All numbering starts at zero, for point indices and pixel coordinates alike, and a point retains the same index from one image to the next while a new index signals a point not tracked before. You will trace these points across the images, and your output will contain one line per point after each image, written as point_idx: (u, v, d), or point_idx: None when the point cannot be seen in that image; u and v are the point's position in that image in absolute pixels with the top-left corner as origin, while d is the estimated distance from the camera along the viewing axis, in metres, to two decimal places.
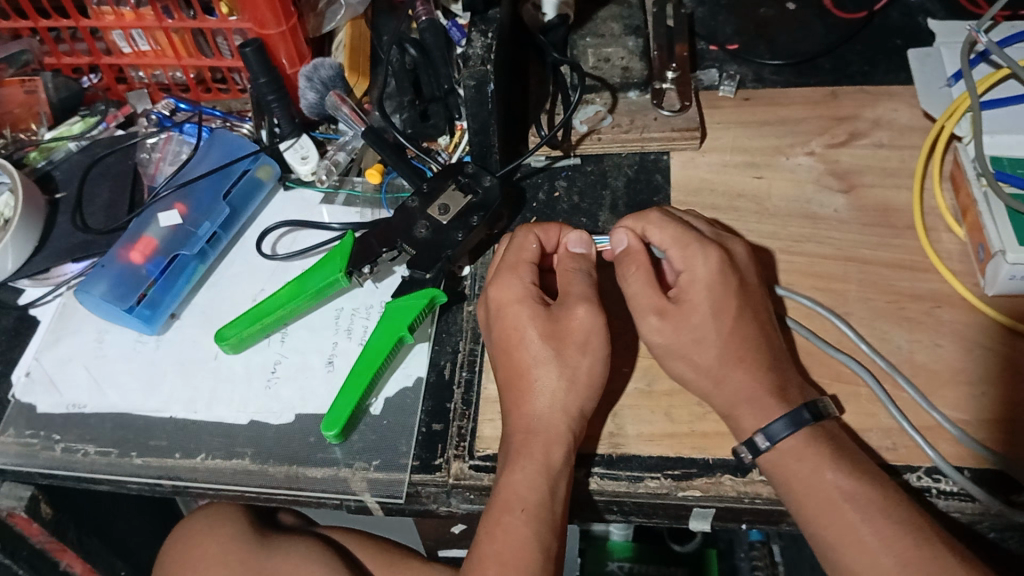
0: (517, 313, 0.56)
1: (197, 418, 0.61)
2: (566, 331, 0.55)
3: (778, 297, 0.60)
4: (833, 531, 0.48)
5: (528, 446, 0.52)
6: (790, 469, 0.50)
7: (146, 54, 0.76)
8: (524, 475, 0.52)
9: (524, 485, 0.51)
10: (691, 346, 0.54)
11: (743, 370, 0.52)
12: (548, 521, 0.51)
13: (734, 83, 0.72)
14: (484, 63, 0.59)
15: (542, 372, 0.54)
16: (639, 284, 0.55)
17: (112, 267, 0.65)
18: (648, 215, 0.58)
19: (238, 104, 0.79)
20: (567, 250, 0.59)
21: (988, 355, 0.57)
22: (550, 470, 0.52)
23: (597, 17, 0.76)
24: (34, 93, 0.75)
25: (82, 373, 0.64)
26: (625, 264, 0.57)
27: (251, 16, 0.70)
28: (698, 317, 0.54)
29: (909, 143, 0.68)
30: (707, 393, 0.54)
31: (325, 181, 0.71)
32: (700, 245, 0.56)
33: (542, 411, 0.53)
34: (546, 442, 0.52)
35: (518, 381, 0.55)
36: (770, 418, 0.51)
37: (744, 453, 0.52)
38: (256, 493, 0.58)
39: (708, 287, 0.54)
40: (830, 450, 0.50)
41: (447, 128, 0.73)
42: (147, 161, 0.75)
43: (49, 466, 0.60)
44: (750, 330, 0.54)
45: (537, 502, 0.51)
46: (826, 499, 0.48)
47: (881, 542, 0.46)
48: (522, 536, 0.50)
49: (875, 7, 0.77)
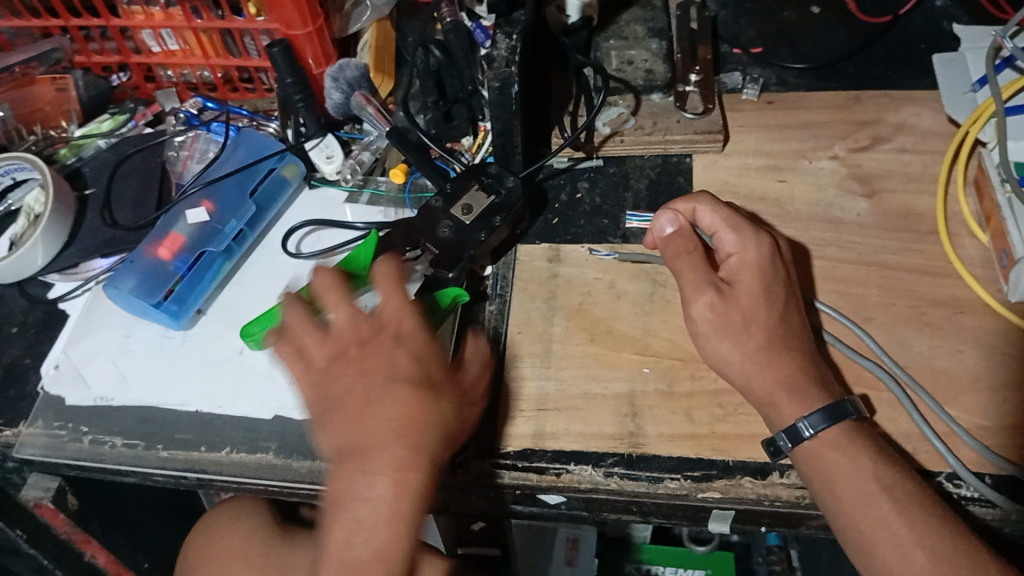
0: (385, 356, 0.51)
1: (223, 413, 0.61)
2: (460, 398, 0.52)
3: (814, 310, 0.60)
4: (867, 524, 0.48)
5: (392, 503, 0.48)
6: (828, 459, 0.50)
7: (175, 54, 0.77)
8: (380, 537, 0.48)
9: (375, 543, 0.48)
10: (741, 327, 0.54)
11: (783, 357, 0.53)
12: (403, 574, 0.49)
13: (757, 86, 0.73)
14: (508, 65, 0.59)
15: (403, 411, 0.49)
16: (692, 263, 0.56)
17: (140, 263, 0.66)
18: (698, 197, 0.59)
19: (264, 103, 0.80)
20: (659, 231, 0.59)
21: (1011, 361, 0.57)
22: (399, 520, 0.48)
23: (621, 19, 0.77)
24: (65, 91, 0.76)
25: (109, 365, 0.65)
26: (677, 251, 0.57)
27: (278, 16, 0.71)
28: (750, 298, 0.55)
29: (933, 147, 0.68)
30: (748, 378, 0.54)
31: (349, 179, 0.73)
32: (753, 231, 0.57)
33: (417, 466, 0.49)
34: (410, 492, 0.49)
35: (366, 418, 0.49)
36: (808, 410, 0.52)
37: (781, 441, 0.52)
38: (279, 486, 0.59)
39: (760, 269, 0.56)
40: (867, 444, 0.51)
41: (470, 129, 0.74)
42: (175, 159, 0.76)
43: (77, 458, 0.61)
44: (796, 324, 0.55)
45: (386, 557, 0.48)
46: (858, 490, 0.49)
47: (913, 536, 0.47)
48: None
49: (900, 11, 0.77)
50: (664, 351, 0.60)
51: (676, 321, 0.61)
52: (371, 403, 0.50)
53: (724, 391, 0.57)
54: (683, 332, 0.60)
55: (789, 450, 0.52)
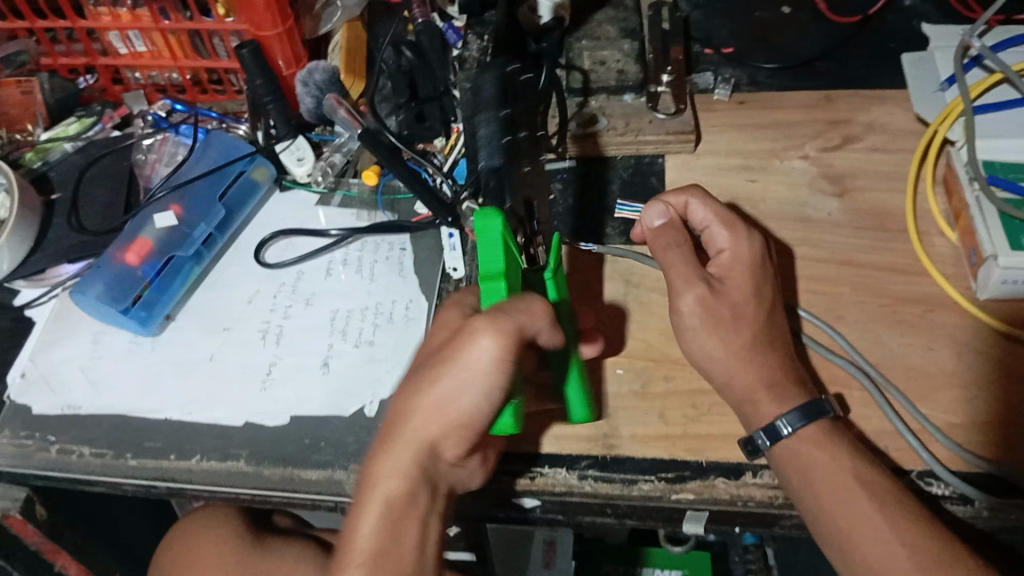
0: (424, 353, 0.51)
1: (192, 419, 0.61)
2: (451, 362, 0.46)
3: (795, 316, 0.59)
4: (844, 523, 0.48)
5: (363, 491, 0.48)
6: (808, 456, 0.50)
7: (143, 55, 0.76)
8: (369, 530, 0.47)
9: (365, 537, 0.47)
10: (730, 322, 0.54)
11: (756, 358, 0.53)
12: (395, 569, 0.47)
13: (729, 86, 0.73)
14: (479, 62, 0.62)
15: (407, 405, 0.48)
16: (679, 257, 0.56)
17: (108, 269, 0.66)
18: (689, 191, 0.59)
19: (235, 105, 0.79)
20: (650, 224, 0.58)
21: (981, 357, 0.57)
22: (391, 514, 0.47)
23: (594, 19, 0.75)
24: (31, 94, 0.75)
25: (77, 373, 0.64)
26: (663, 242, 0.57)
27: (249, 18, 0.70)
28: (740, 295, 0.55)
29: (904, 146, 0.68)
30: (731, 375, 0.53)
31: (321, 182, 0.72)
32: (744, 228, 0.57)
33: (393, 452, 0.48)
34: (383, 476, 0.47)
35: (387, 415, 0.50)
36: (785, 408, 0.52)
37: (760, 440, 0.52)
38: (251, 495, 0.58)
39: (751, 265, 0.56)
40: (843, 443, 0.51)
41: (443, 130, 0.73)
42: (144, 162, 0.75)
43: (44, 468, 0.60)
44: (781, 323, 0.56)
45: (375, 554, 0.47)
46: (835, 486, 0.49)
47: (890, 535, 0.47)
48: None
49: (871, 11, 0.77)
50: (639, 351, 0.60)
51: (650, 322, 0.61)
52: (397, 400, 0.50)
53: (698, 391, 0.57)
54: (657, 332, 0.60)
55: (767, 449, 0.52)
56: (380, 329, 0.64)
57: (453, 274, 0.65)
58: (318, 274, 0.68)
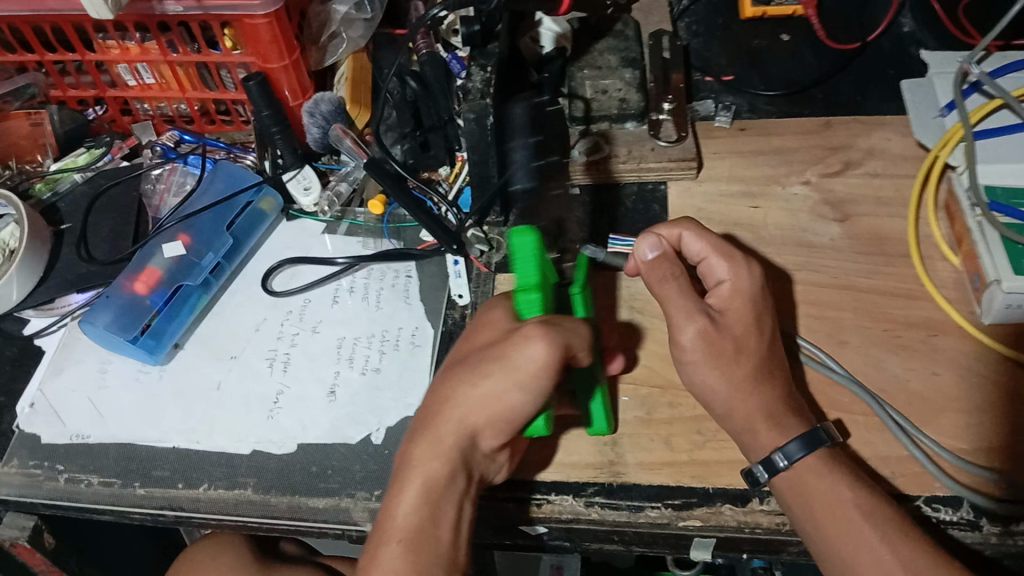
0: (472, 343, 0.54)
1: (200, 448, 0.61)
2: (502, 360, 0.50)
3: (795, 346, 0.59)
4: (847, 551, 0.48)
5: (405, 474, 0.51)
6: (808, 486, 0.50)
7: (151, 87, 0.77)
8: (407, 509, 0.50)
9: (404, 514, 0.50)
10: (732, 357, 0.54)
11: (753, 388, 0.53)
12: (429, 549, 0.50)
13: (729, 114, 0.74)
14: (483, 96, 0.60)
15: (458, 394, 0.51)
16: (677, 292, 0.54)
17: (117, 298, 0.66)
18: (683, 223, 0.58)
19: (243, 135, 0.81)
20: (641, 258, 0.56)
21: (985, 382, 0.57)
22: (431, 495, 0.50)
23: (595, 49, 0.77)
24: (40, 125, 0.76)
25: (85, 402, 0.64)
26: (660, 276, 0.55)
27: (255, 51, 0.71)
28: (741, 326, 0.55)
29: (904, 171, 0.69)
30: (732, 406, 0.54)
31: (327, 211, 0.73)
32: (744, 258, 0.57)
33: (433, 440, 0.51)
34: (424, 460, 0.51)
35: (432, 403, 0.53)
36: (783, 440, 0.52)
37: (759, 472, 0.52)
38: (258, 523, 0.58)
39: (752, 298, 0.56)
40: (845, 471, 0.51)
41: (447, 159, 0.74)
42: (152, 192, 0.76)
43: (53, 497, 0.60)
44: (781, 354, 0.56)
45: (414, 529, 0.50)
46: (840, 514, 0.49)
47: (896, 562, 0.47)
48: (394, 569, 0.49)
49: (868, 37, 0.79)
50: (643, 377, 0.60)
51: (654, 348, 0.61)
52: (442, 388, 0.53)
53: (703, 417, 0.58)
54: (661, 358, 0.61)
55: (768, 481, 0.52)
56: (386, 356, 0.64)
57: (457, 300, 0.66)
58: (325, 301, 0.68)
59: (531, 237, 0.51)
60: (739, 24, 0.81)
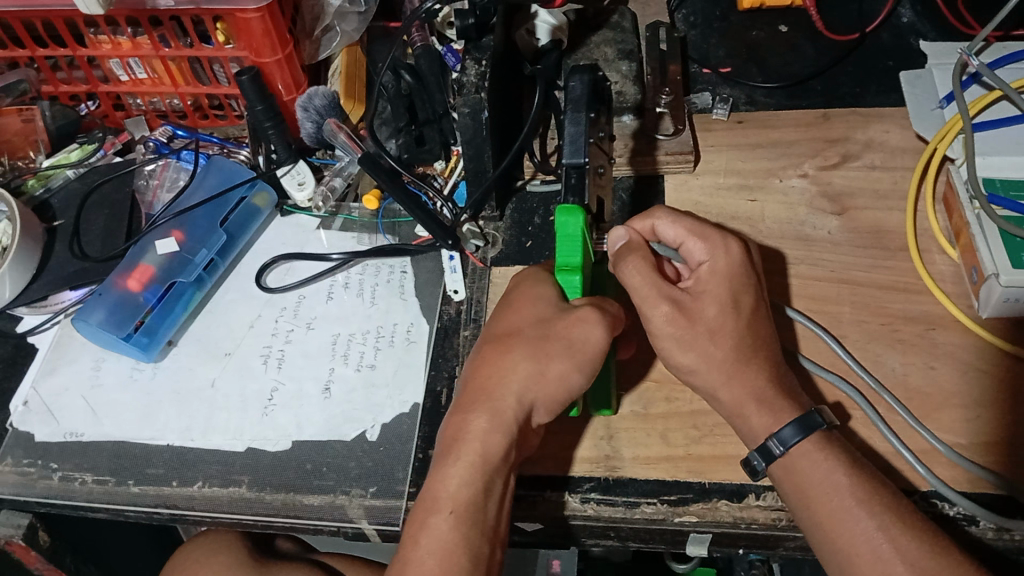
0: (521, 312, 0.53)
1: (194, 446, 0.60)
2: (565, 339, 0.51)
3: (785, 316, 0.60)
4: (843, 539, 0.48)
5: (460, 447, 0.50)
6: (805, 474, 0.50)
7: (143, 82, 0.76)
8: (458, 481, 0.49)
9: (453, 485, 0.49)
10: (707, 339, 0.53)
11: (748, 372, 0.53)
12: (478, 523, 0.49)
13: (727, 106, 0.73)
14: (478, 90, 0.61)
15: (523, 369, 0.50)
16: (646, 276, 0.54)
17: (109, 295, 0.66)
18: (655, 212, 0.57)
19: (236, 130, 0.80)
20: (613, 247, 0.57)
21: (983, 376, 0.57)
22: (484, 468, 0.49)
23: (592, 40, 0.77)
24: (31, 122, 0.76)
25: (79, 400, 0.64)
26: (624, 258, 0.55)
27: (248, 44, 0.71)
28: (714, 309, 0.54)
29: (902, 164, 0.68)
30: (715, 388, 0.53)
31: (322, 207, 0.72)
32: (721, 237, 0.56)
33: (485, 413, 0.50)
34: (480, 433, 0.50)
35: (481, 376, 0.52)
36: (780, 425, 0.51)
37: (757, 461, 0.52)
38: (253, 520, 0.57)
39: (730, 277, 0.55)
40: (840, 456, 0.50)
41: (442, 153, 0.73)
42: (145, 188, 0.76)
43: (46, 495, 0.60)
44: (768, 339, 0.55)
45: (462, 502, 0.49)
46: (839, 506, 0.48)
47: (895, 552, 0.46)
48: (446, 539, 0.48)
49: (867, 29, 0.78)
50: (639, 371, 0.60)
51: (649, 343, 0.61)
52: (491, 361, 0.52)
53: (700, 412, 0.57)
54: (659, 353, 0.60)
55: (766, 469, 0.52)
56: (381, 353, 0.64)
57: (452, 296, 0.65)
58: (319, 298, 0.68)
59: (578, 216, 0.53)
60: (738, 16, 0.81)
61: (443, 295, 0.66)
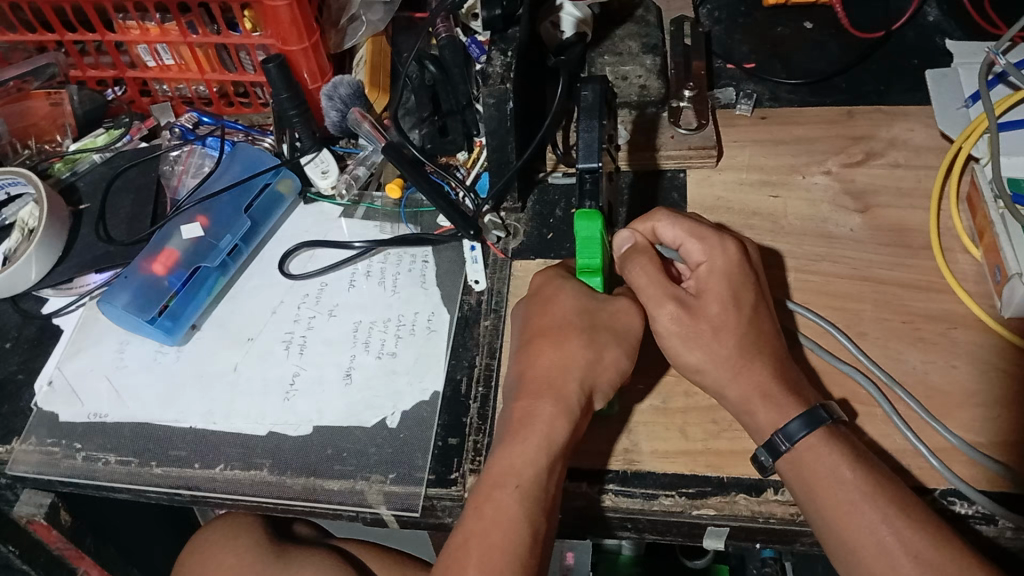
0: (564, 306, 0.54)
1: (216, 429, 0.61)
2: (616, 332, 0.53)
3: (786, 311, 0.60)
4: (848, 531, 0.48)
5: (528, 426, 0.50)
6: (809, 467, 0.50)
7: (169, 68, 0.77)
8: (521, 452, 0.50)
9: (519, 454, 0.50)
10: (711, 336, 0.54)
11: (755, 364, 0.53)
12: (541, 494, 0.49)
13: (750, 101, 0.73)
14: (504, 81, 0.61)
15: (584, 355, 0.52)
16: (648, 276, 0.55)
17: (135, 278, 0.66)
18: (655, 215, 0.57)
19: (260, 118, 0.80)
20: (618, 251, 0.58)
21: (1004, 376, 0.57)
22: (551, 447, 0.50)
23: (616, 35, 0.77)
24: (59, 105, 0.76)
25: (104, 382, 0.65)
26: (631, 259, 0.56)
27: (275, 32, 0.71)
28: (717, 307, 0.54)
29: (926, 162, 0.68)
30: (722, 386, 0.54)
31: (345, 194, 0.73)
32: (716, 237, 0.56)
33: (547, 398, 0.51)
34: (548, 418, 0.50)
35: (542, 363, 0.52)
36: (785, 419, 0.52)
37: (764, 456, 0.52)
38: (272, 503, 0.58)
39: (728, 274, 0.55)
40: (845, 449, 0.50)
41: (465, 144, 0.74)
42: (170, 173, 0.76)
43: (69, 475, 0.60)
44: (772, 332, 0.55)
45: (525, 471, 0.49)
46: (842, 501, 0.48)
47: (899, 545, 0.46)
48: (513, 511, 0.48)
49: (893, 27, 0.78)
50: (660, 365, 0.60)
51: None
52: (546, 344, 0.53)
53: (719, 407, 0.58)
54: None
55: (773, 465, 0.52)
56: (402, 341, 0.64)
57: (474, 286, 0.66)
58: (341, 285, 0.68)
59: (598, 220, 0.55)
60: (763, 12, 0.81)
61: (461, 280, 0.67)
